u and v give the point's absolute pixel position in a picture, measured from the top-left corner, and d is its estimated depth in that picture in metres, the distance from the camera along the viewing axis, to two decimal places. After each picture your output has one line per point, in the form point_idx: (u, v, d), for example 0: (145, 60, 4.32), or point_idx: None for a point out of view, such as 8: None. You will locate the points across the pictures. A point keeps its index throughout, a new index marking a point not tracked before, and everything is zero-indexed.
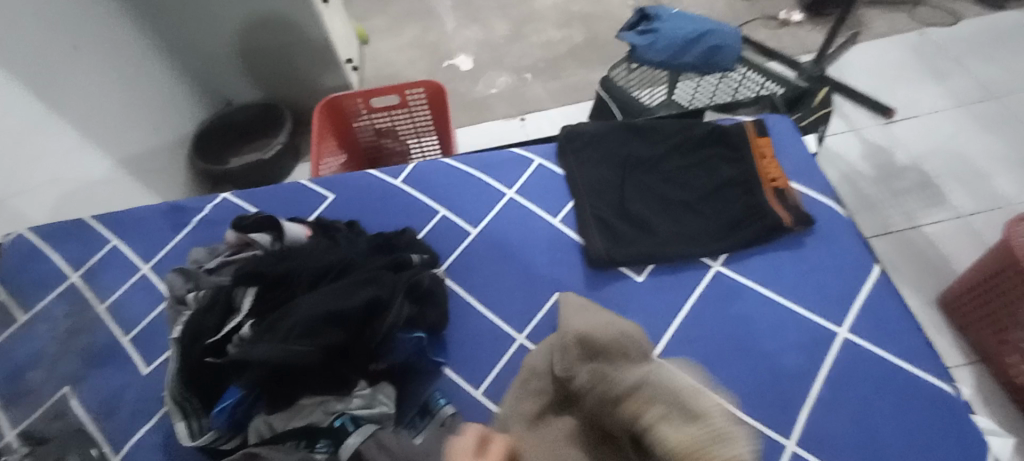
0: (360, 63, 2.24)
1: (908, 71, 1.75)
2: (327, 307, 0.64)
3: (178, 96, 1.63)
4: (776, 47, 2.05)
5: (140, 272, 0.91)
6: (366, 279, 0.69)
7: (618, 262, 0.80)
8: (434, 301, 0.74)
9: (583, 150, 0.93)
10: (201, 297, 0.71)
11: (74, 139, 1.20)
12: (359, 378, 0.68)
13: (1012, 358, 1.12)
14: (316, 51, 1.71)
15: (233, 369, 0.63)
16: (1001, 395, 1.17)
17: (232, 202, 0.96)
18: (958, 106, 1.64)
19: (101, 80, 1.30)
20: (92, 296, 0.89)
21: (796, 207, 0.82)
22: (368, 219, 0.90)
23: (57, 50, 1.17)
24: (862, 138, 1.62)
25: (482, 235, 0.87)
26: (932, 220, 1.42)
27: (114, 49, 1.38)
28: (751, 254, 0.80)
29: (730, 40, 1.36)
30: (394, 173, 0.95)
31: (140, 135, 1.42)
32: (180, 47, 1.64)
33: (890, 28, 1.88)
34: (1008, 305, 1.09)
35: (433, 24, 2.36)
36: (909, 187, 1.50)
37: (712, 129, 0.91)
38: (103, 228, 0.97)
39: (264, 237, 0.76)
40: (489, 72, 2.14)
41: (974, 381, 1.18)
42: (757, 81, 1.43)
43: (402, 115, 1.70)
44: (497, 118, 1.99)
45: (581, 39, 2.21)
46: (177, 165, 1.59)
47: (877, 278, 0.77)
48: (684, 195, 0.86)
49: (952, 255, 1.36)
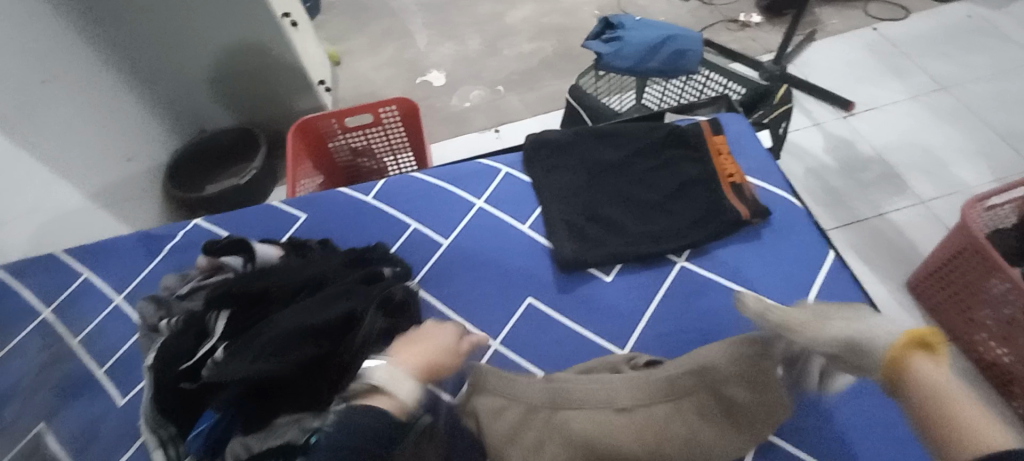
0: (336, 84, 2.26)
1: (862, 66, 1.83)
2: (299, 323, 0.65)
3: (151, 125, 1.63)
4: (739, 48, 2.12)
5: (113, 303, 0.90)
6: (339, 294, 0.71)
7: (588, 264, 0.82)
8: (408, 313, 0.76)
9: (549, 158, 0.95)
10: (174, 323, 0.71)
11: (47, 174, 1.19)
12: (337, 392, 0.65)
13: (980, 335, 1.16)
14: (291, 73, 1.72)
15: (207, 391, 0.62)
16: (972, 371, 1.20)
17: (204, 228, 0.96)
18: (910, 98, 1.72)
19: (71, 113, 1.30)
20: (65, 330, 0.88)
21: (754, 201, 0.85)
22: (341, 235, 0.91)
23: (26, 87, 1.17)
24: (824, 132, 1.68)
25: (455, 245, 0.88)
26: (895, 207, 1.48)
27: (85, 81, 1.38)
28: (714, 248, 0.83)
29: (692, 44, 1.40)
30: (366, 189, 0.97)
31: (110, 165, 1.41)
32: (150, 76, 1.63)
33: (844, 26, 1.96)
34: (970, 284, 1.14)
35: (407, 42, 2.39)
36: (871, 176, 1.55)
37: (672, 130, 0.93)
38: (74, 260, 0.96)
39: (235, 260, 0.77)
40: (463, 86, 2.18)
41: None
42: (720, 82, 1.48)
43: (377, 133, 1.71)
44: (472, 131, 2.02)
45: (551, 51, 2.26)
46: (150, 194, 1.58)
47: (834, 264, 0.80)
48: (649, 196, 0.88)
49: (915, 239, 1.42)
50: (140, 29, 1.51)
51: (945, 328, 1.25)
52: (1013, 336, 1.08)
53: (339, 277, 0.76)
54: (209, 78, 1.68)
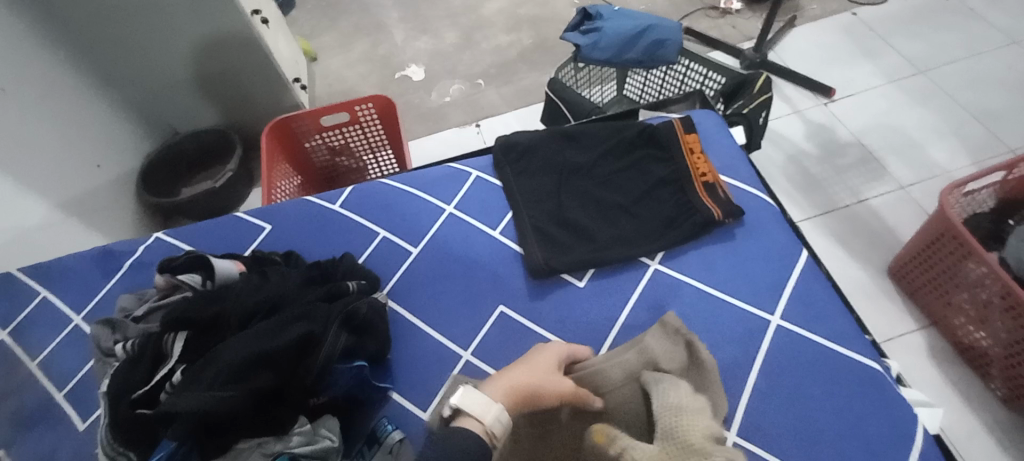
0: (311, 81, 2.21)
1: (842, 51, 1.82)
2: (255, 348, 0.63)
3: (119, 130, 1.57)
4: (718, 36, 2.10)
5: (72, 324, 0.87)
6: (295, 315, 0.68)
7: (560, 270, 0.80)
8: (373, 329, 0.74)
9: (519, 161, 0.93)
10: (130, 348, 0.69)
11: (11, 187, 1.14)
12: (299, 415, 0.66)
13: (958, 319, 1.17)
14: (263, 73, 1.67)
15: (160, 422, 0.61)
16: (952, 355, 1.21)
17: (166, 241, 0.93)
18: (889, 82, 1.71)
19: (33, 120, 1.25)
20: (23, 354, 0.85)
21: (726, 200, 0.83)
22: (306, 246, 0.89)
23: None
24: (804, 119, 1.67)
25: (425, 253, 0.87)
26: (875, 194, 1.48)
27: (47, 86, 1.33)
28: (685, 250, 0.82)
29: (671, 34, 1.38)
30: (332, 197, 0.94)
31: (79, 172, 1.37)
32: (115, 76, 1.56)
33: (824, 10, 1.94)
34: (950, 269, 1.14)
35: (383, 37, 2.34)
36: (851, 163, 1.55)
37: (642, 129, 0.91)
38: (31, 280, 0.92)
39: (193, 278, 0.75)
40: (441, 81, 2.14)
41: (927, 345, 1.22)
42: (700, 72, 1.46)
43: (353, 131, 1.68)
44: (451, 126, 1.99)
45: (530, 42, 2.22)
46: (123, 201, 1.53)
47: (806, 263, 0.79)
48: (620, 198, 0.87)
49: (895, 225, 1.42)
50: (102, 30, 1.45)
51: (925, 312, 1.26)
52: (989, 319, 1.09)
53: (298, 297, 0.73)
54: (178, 78, 1.62)
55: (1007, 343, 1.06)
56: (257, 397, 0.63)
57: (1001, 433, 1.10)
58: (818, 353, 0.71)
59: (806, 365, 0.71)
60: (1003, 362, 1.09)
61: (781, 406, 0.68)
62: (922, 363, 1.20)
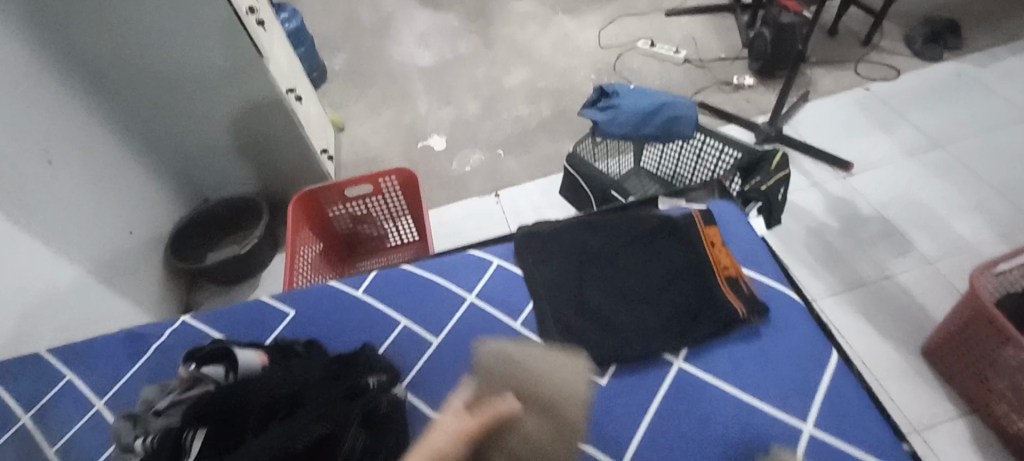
0: (338, 150, 2.30)
1: (857, 125, 1.84)
2: (272, 450, 0.63)
3: (154, 199, 1.65)
4: (733, 109, 2.16)
5: (94, 408, 0.88)
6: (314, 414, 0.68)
7: (579, 366, 0.80)
8: (391, 427, 0.74)
9: (541, 250, 0.94)
10: (149, 443, 0.69)
11: (45, 254, 1.19)
12: None
13: (1001, 408, 1.10)
14: (294, 145, 1.75)
15: None
16: (998, 447, 1.13)
17: (193, 325, 0.95)
18: (908, 156, 1.72)
19: (73, 189, 1.32)
20: (42, 438, 0.85)
21: (749, 296, 0.83)
22: (328, 334, 0.90)
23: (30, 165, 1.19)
24: (824, 192, 1.67)
25: (445, 343, 0.86)
26: (902, 270, 1.45)
27: (93, 157, 1.42)
28: (710, 347, 0.81)
29: (685, 111, 1.42)
30: (356, 282, 0.96)
31: (109, 239, 1.41)
32: (151, 141, 1.64)
33: (836, 86, 1.99)
34: (989, 353, 1.09)
35: (408, 107, 2.45)
36: (874, 238, 1.53)
37: (661, 221, 0.93)
38: (59, 360, 0.94)
39: (216, 371, 0.76)
40: (462, 151, 2.21)
41: (971, 435, 1.15)
42: (715, 147, 1.49)
43: (376, 201, 1.73)
44: (471, 195, 2.03)
45: (549, 113, 2.31)
46: (151, 266, 1.57)
47: (835, 364, 0.77)
48: (641, 291, 0.87)
49: (926, 303, 1.37)
50: (148, 108, 1.56)
51: (965, 398, 1.19)
52: None
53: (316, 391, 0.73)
54: (211, 148, 1.70)
55: None
56: None
57: None
58: None
59: None
60: None
61: None
62: (966, 455, 1.13)
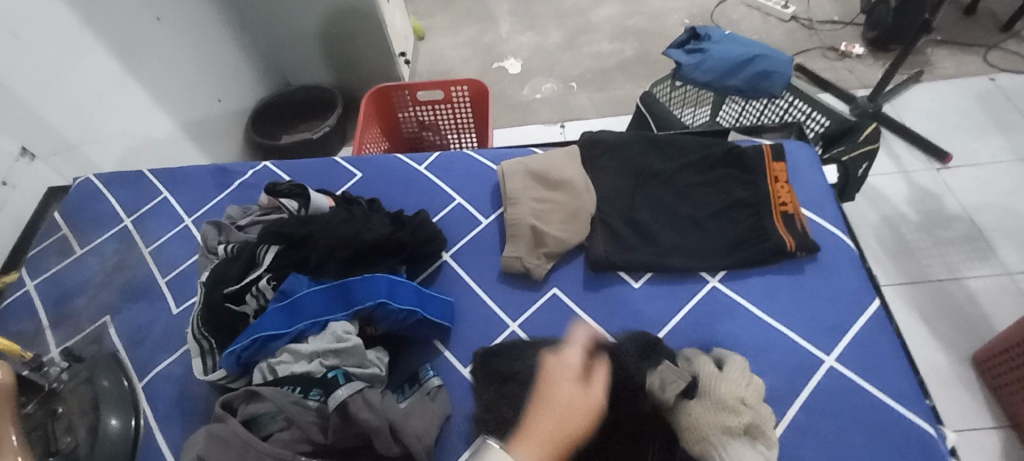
0: (416, 57, 2.33)
1: (968, 116, 1.61)
2: (340, 244, 0.78)
3: (245, 73, 1.72)
4: (831, 78, 1.97)
5: (182, 224, 1.01)
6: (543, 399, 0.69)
7: (618, 267, 0.83)
8: (433, 249, 0.85)
9: (601, 158, 0.94)
10: (230, 249, 0.80)
11: (147, 99, 1.29)
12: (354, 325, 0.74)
13: None
14: (377, 43, 1.78)
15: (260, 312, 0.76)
16: None
17: (271, 170, 1.05)
18: (1019, 159, 1.50)
19: (173, 39, 1.38)
20: (139, 240, 0.99)
21: (804, 233, 0.83)
22: (387, 199, 0.97)
23: (140, 22, 1.25)
24: (909, 180, 1.50)
25: (491, 226, 0.91)
26: (976, 274, 1.30)
27: (193, 23, 1.47)
28: (749, 274, 0.82)
29: (781, 66, 1.28)
30: (419, 159, 1.02)
31: (202, 102, 1.49)
32: (250, 23, 1.72)
33: (958, 69, 1.74)
34: None
35: (491, 26, 2.42)
36: (954, 237, 1.37)
37: (729, 150, 0.91)
38: (156, 180, 1.07)
39: (292, 204, 0.84)
40: (536, 77, 2.19)
41: (1000, 447, 1.07)
42: (804, 110, 1.37)
43: (444, 110, 1.66)
44: (538, 122, 2.03)
45: (632, 54, 2.22)
46: (235, 134, 1.66)
47: (874, 311, 0.77)
48: (693, 212, 0.87)
49: (993, 313, 1.24)
50: None
51: (1006, 413, 1.10)
52: None
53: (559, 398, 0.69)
54: (301, 36, 1.76)
55: None
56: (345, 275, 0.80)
57: None
58: (865, 403, 0.70)
59: (852, 413, 0.69)
60: None
61: (817, 446, 0.67)
62: None
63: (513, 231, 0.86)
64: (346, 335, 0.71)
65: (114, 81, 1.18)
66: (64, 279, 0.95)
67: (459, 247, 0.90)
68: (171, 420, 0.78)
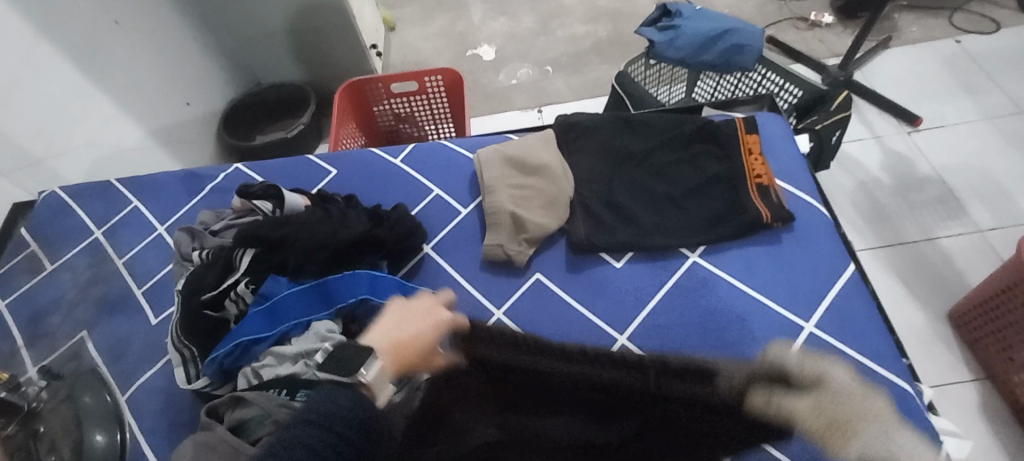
0: (388, 49, 2.29)
1: (937, 80, 1.64)
2: (318, 244, 0.77)
3: (211, 74, 1.67)
4: (803, 49, 1.98)
5: (156, 232, 0.99)
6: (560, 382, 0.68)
7: (599, 248, 0.83)
8: (413, 243, 0.85)
9: (577, 140, 0.94)
10: (205, 255, 0.79)
11: (111, 107, 1.24)
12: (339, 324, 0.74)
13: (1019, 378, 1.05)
14: (347, 36, 1.74)
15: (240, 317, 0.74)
16: (1007, 416, 1.09)
17: (244, 173, 1.03)
18: (986, 119, 1.53)
19: (134, 43, 1.33)
20: (112, 251, 0.97)
21: (779, 204, 0.84)
22: (365, 194, 0.96)
23: (97, 28, 1.20)
24: (882, 146, 1.52)
25: (471, 215, 0.91)
26: (949, 234, 1.33)
27: (153, 25, 1.41)
28: (728, 248, 0.83)
29: (752, 39, 1.28)
30: (395, 152, 1.01)
31: (169, 107, 1.44)
32: (213, 24, 1.67)
33: (925, 34, 1.76)
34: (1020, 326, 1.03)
35: (462, 13, 2.39)
36: (927, 199, 1.40)
37: (703, 125, 0.91)
38: (126, 189, 1.05)
39: (265, 205, 0.83)
40: (510, 63, 2.16)
41: (979, 399, 1.11)
42: (776, 83, 1.37)
43: (420, 101, 1.64)
44: (514, 109, 2.01)
45: (605, 35, 2.21)
46: (206, 137, 1.62)
47: (851, 277, 0.79)
48: (670, 189, 0.88)
49: (967, 271, 1.27)
50: None
51: (982, 366, 1.14)
52: None
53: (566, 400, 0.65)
54: (267, 33, 1.72)
55: None
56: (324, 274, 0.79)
57: None
58: (846, 366, 0.72)
59: None
60: None
61: None
62: (969, 418, 1.09)
63: (494, 220, 0.85)
64: (329, 334, 0.70)
65: (74, 91, 1.13)
66: (36, 297, 0.92)
67: (440, 239, 0.89)
68: (158, 431, 0.77)
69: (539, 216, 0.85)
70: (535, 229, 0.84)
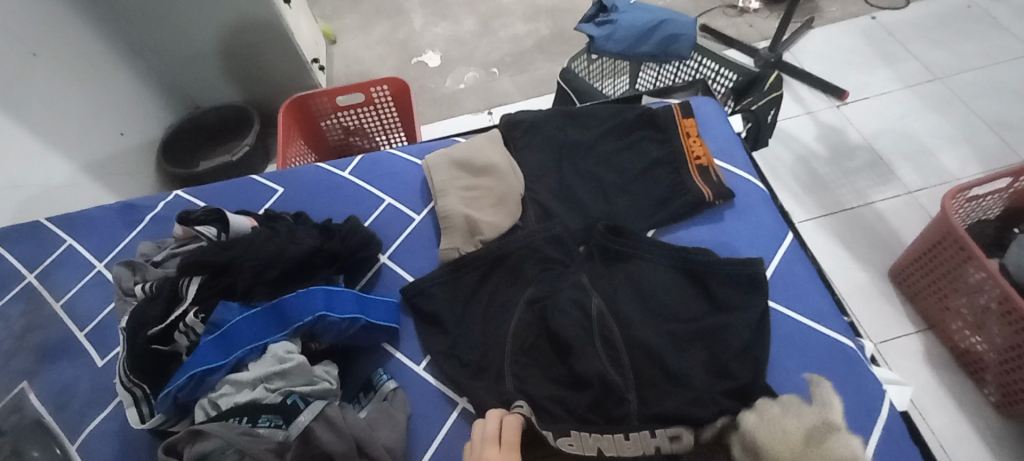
0: (330, 63, 2.25)
1: (857, 55, 1.74)
2: (266, 264, 0.76)
3: (144, 101, 1.60)
4: (735, 34, 2.07)
5: (95, 269, 0.94)
6: (590, 380, 0.70)
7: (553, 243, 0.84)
8: (368, 252, 0.84)
9: (522, 138, 0.95)
10: (148, 288, 0.76)
11: (37, 144, 1.16)
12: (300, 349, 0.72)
13: (955, 323, 1.14)
14: (285, 51, 1.69)
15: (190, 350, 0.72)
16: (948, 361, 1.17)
17: (185, 199, 1.00)
18: (905, 88, 1.64)
19: (56, 74, 1.26)
20: (48, 294, 0.92)
21: (720, 183, 0.87)
22: (316, 210, 0.94)
23: (12, 60, 1.12)
24: (815, 120, 1.61)
25: (425, 221, 0.91)
26: (881, 197, 1.42)
27: (73, 54, 1.33)
28: (676, 229, 0.87)
29: (686, 28, 1.33)
30: (342, 165, 0.99)
31: (102, 138, 1.38)
32: (139, 48, 1.59)
33: (844, 12, 1.87)
34: (949, 275, 1.11)
35: (403, 21, 2.37)
36: (859, 166, 1.49)
37: (642, 112, 0.94)
38: (58, 229, 0.99)
39: (209, 230, 0.80)
40: (455, 68, 2.16)
41: (921, 348, 1.19)
42: (712, 68, 1.43)
43: (366, 111, 1.61)
44: (464, 112, 2.01)
45: (547, 33, 2.24)
46: (146, 168, 1.55)
47: (790, 245, 0.84)
48: (616, 178, 0.90)
49: (901, 230, 1.36)
50: (134, 5, 1.50)
51: (922, 317, 1.22)
52: (985, 324, 1.06)
53: (586, 326, 0.73)
54: (199, 54, 1.65)
55: (1004, 348, 1.03)
56: (277, 294, 0.78)
57: (997, 445, 1.07)
58: (794, 326, 0.76)
59: (783, 337, 0.75)
60: (998, 367, 1.06)
61: None
62: (915, 368, 1.17)
63: (449, 224, 0.86)
64: (287, 355, 0.68)
65: None
66: None
67: (396, 249, 0.89)
68: None
69: (493, 216, 0.86)
70: (490, 229, 0.85)
